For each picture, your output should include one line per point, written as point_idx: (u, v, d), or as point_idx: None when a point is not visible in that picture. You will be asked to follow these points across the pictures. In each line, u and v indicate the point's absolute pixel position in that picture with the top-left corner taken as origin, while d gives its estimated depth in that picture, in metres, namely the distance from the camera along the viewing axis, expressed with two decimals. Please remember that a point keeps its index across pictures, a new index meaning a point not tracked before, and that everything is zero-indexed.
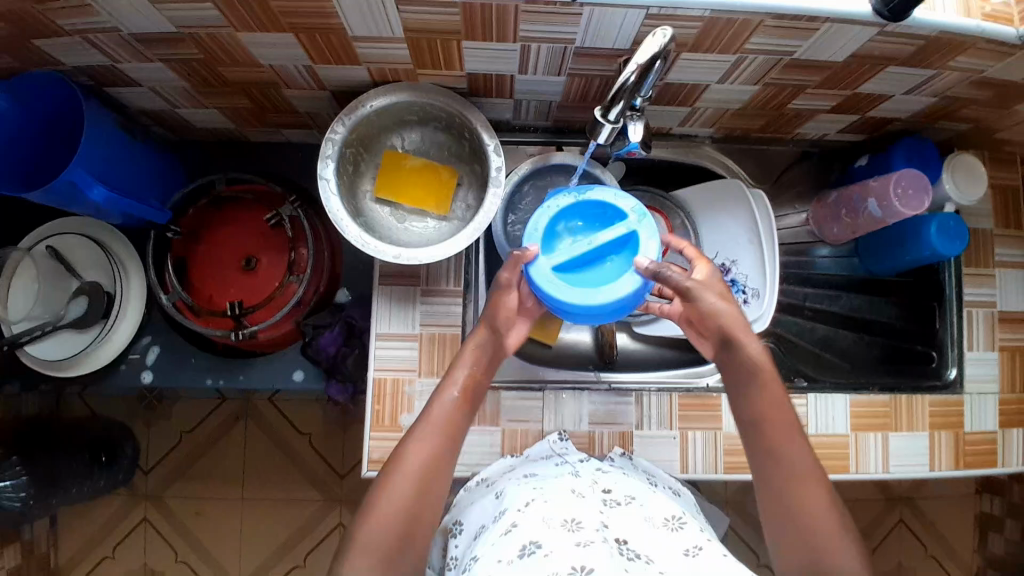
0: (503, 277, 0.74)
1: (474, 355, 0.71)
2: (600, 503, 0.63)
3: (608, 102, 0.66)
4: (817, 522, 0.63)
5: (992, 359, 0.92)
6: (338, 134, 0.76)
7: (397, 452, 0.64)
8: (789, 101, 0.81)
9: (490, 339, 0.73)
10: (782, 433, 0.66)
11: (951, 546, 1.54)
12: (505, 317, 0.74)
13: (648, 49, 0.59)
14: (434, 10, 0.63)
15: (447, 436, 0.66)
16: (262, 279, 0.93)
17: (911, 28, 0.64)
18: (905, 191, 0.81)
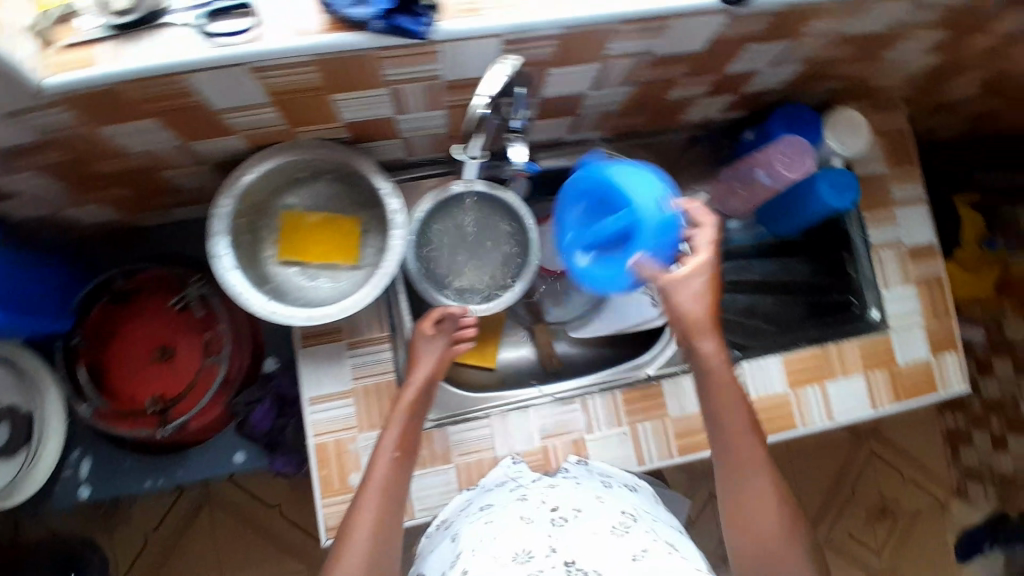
0: (419, 332, 0.82)
1: (407, 409, 0.76)
2: (548, 525, 0.63)
3: (466, 136, 0.67)
4: (762, 522, 0.66)
5: (911, 294, 0.97)
6: (226, 208, 0.75)
7: (347, 522, 0.67)
8: (665, 91, 0.83)
9: (418, 393, 0.78)
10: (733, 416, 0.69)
11: (928, 468, 1.59)
12: (431, 368, 0.79)
13: (496, 80, 0.60)
14: (294, 74, 0.62)
15: (387, 497, 0.69)
16: (180, 369, 0.93)
17: (758, 6, 0.65)
18: (789, 157, 0.84)
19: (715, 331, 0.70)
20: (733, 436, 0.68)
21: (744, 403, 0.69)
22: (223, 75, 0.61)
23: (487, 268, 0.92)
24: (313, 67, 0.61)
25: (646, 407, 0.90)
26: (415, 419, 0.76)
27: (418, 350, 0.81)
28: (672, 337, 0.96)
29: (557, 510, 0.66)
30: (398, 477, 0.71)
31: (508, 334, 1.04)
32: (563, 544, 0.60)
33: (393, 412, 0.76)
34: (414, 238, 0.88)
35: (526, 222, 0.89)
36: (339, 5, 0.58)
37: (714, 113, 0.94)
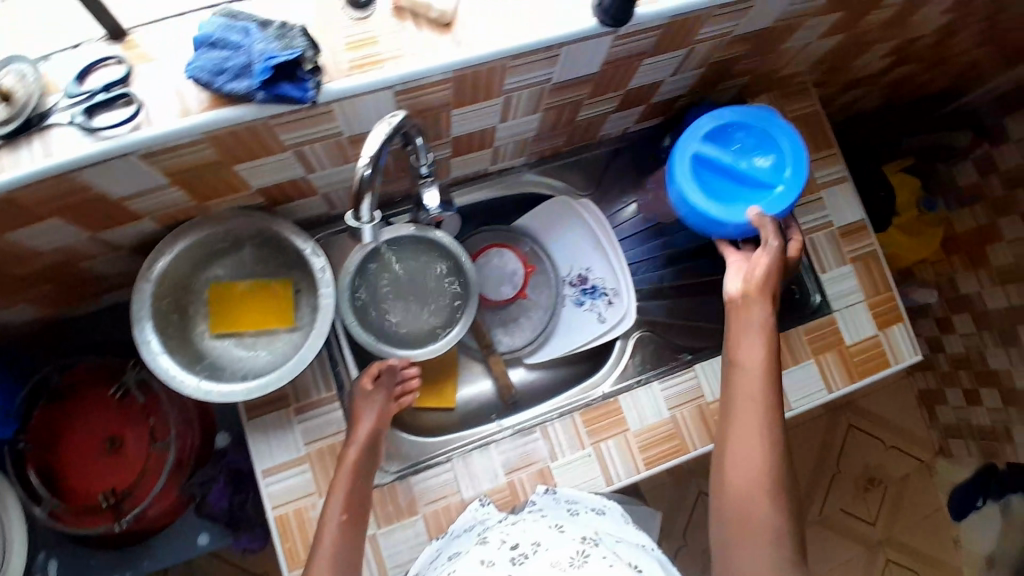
0: (359, 389, 0.82)
1: (351, 473, 0.76)
2: (507, 565, 0.64)
3: (353, 204, 0.55)
4: (750, 461, 0.67)
5: (848, 273, 0.99)
6: (148, 287, 0.75)
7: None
8: (575, 113, 0.84)
9: (362, 455, 0.78)
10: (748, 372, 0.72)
11: (909, 433, 1.60)
12: (372, 426, 0.79)
13: (376, 139, 0.52)
14: (187, 153, 0.61)
15: (335, 566, 0.71)
16: (130, 459, 0.90)
17: (639, 24, 0.66)
18: None
19: (771, 302, 0.75)
20: (739, 389, 0.71)
21: (765, 349, 0.73)
22: (114, 167, 0.60)
23: (430, 306, 0.93)
24: (205, 144, 0.61)
25: (606, 426, 0.90)
26: (362, 481, 0.77)
27: (358, 407, 0.81)
28: (624, 349, 0.98)
29: (517, 547, 0.67)
30: (347, 545, 0.72)
31: (465, 369, 1.03)
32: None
33: (338, 476, 0.77)
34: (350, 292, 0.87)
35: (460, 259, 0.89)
36: (218, 82, 0.57)
37: (630, 124, 0.95)
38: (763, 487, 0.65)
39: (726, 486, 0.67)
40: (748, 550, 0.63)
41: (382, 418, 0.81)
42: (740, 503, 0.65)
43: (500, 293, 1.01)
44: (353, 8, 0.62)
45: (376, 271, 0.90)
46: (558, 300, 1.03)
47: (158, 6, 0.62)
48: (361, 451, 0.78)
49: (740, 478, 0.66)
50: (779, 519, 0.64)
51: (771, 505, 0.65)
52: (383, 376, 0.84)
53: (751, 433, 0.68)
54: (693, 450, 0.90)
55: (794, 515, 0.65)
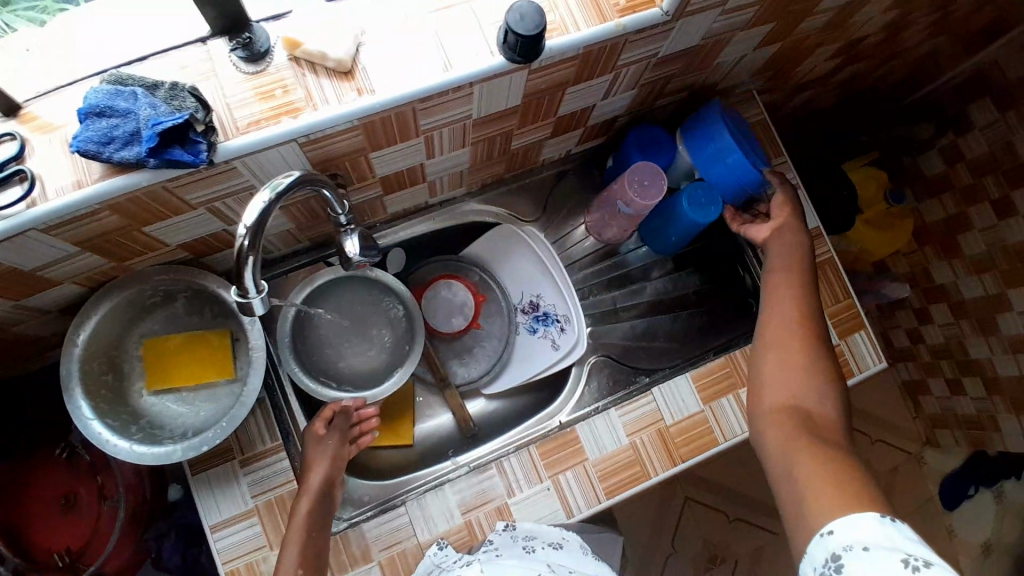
0: (312, 431, 0.80)
1: (304, 525, 0.73)
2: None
3: (234, 276, 0.51)
4: (785, 319, 0.74)
5: None
6: (76, 349, 0.72)
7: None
8: (508, 143, 0.82)
9: (314, 504, 0.75)
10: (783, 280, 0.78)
11: (896, 427, 1.58)
12: (326, 471, 0.77)
13: (257, 207, 0.49)
14: (90, 221, 0.60)
15: None
16: (81, 519, 0.88)
17: (553, 56, 0.65)
18: (641, 184, 0.85)
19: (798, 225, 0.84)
20: (774, 295, 0.77)
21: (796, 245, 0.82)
22: (17, 241, 0.58)
23: (377, 345, 0.91)
24: (105, 212, 0.59)
25: (566, 456, 0.87)
26: (317, 524, 0.74)
27: (309, 455, 0.79)
28: (579, 377, 0.95)
29: None
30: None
31: (422, 404, 1.01)
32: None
33: (290, 529, 0.73)
34: (294, 333, 0.85)
35: (403, 296, 0.89)
36: (108, 151, 0.55)
37: (570, 148, 0.94)
38: (799, 373, 0.70)
39: (762, 376, 0.72)
40: (785, 386, 0.69)
41: (331, 466, 0.79)
42: (775, 386, 0.70)
43: (452, 324, 0.98)
44: (248, 62, 0.60)
45: (319, 318, 0.88)
46: (512, 329, 1.00)
47: (54, 78, 0.60)
48: (314, 500, 0.75)
49: (774, 366, 0.71)
50: (811, 369, 0.70)
51: (806, 355, 0.71)
52: (336, 419, 0.83)
53: (785, 328, 0.73)
54: (655, 475, 0.87)
55: (831, 373, 0.70)
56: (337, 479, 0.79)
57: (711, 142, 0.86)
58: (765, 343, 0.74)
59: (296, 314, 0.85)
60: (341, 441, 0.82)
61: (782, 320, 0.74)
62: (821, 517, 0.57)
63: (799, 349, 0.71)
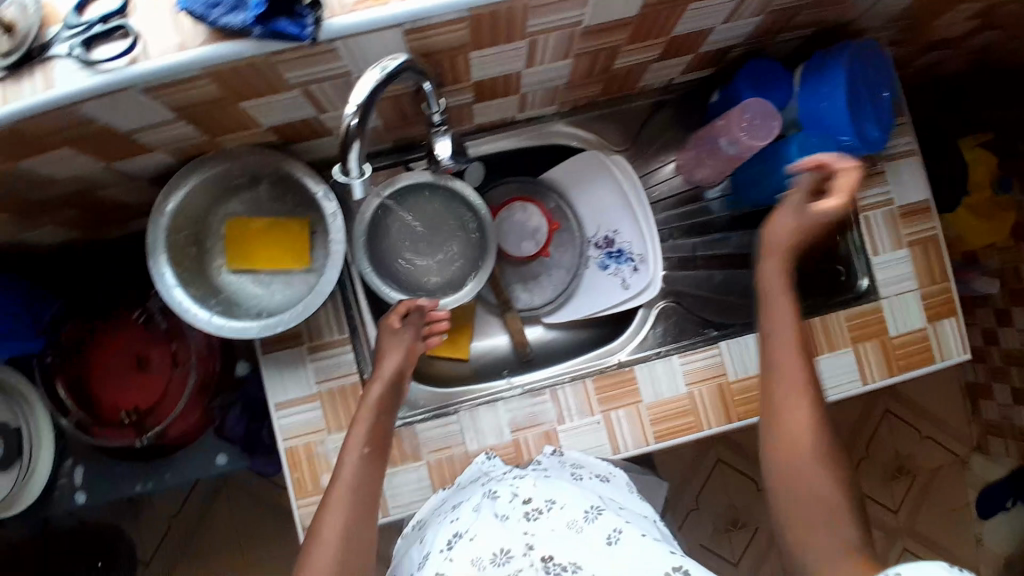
0: (391, 319, 0.83)
1: (375, 407, 0.77)
2: (522, 522, 0.69)
3: (339, 153, 0.52)
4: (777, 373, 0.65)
5: (902, 257, 0.92)
6: (164, 216, 0.74)
7: (315, 524, 0.69)
8: (611, 61, 0.77)
9: (386, 389, 0.79)
10: (783, 353, 0.66)
11: (950, 427, 1.49)
12: (399, 362, 0.80)
13: (364, 88, 0.48)
14: (192, 88, 0.60)
15: (359, 497, 0.71)
16: (153, 380, 0.93)
17: None
18: (750, 123, 0.79)
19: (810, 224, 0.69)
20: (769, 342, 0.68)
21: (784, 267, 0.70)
22: (117, 99, 0.59)
23: (443, 258, 0.90)
24: (205, 80, 0.59)
25: (624, 393, 0.87)
26: (388, 411, 0.78)
27: (385, 343, 0.82)
28: (645, 318, 0.93)
29: (529, 501, 0.72)
30: (363, 477, 0.73)
31: (481, 323, 1.01)
32: (538, 541, 0.66)
33: (361, 408, 0.78)
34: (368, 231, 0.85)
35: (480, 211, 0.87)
36: (215, 15, 0.54)
37: (674, 77, 0.87)
38: (817, 482, 0.60)
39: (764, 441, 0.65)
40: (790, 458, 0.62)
41: (404, 356, 0.81)
42: (796, 504, 0.61)
43: (522, 249, 0.96)
44: None
45: (391, 225, 0.88)
46: (583, 261, 0.97)
47: None
48: (386, 386, 0.79)
49: (789, 480, 0.62)
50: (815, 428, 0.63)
51: (804, 413, 0.63)
52: (411, 315, 0.84)
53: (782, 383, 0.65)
54: (708, 428, 0.87)
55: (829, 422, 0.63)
56: (405, 378, 0.82)
57: (841, 90, 0.79)
58: (773, 443, 0.64)
59: (372, 215, 0.85)
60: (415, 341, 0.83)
61: (789, 413, 0.64)
62: None
63: (810, 437, 0.62)
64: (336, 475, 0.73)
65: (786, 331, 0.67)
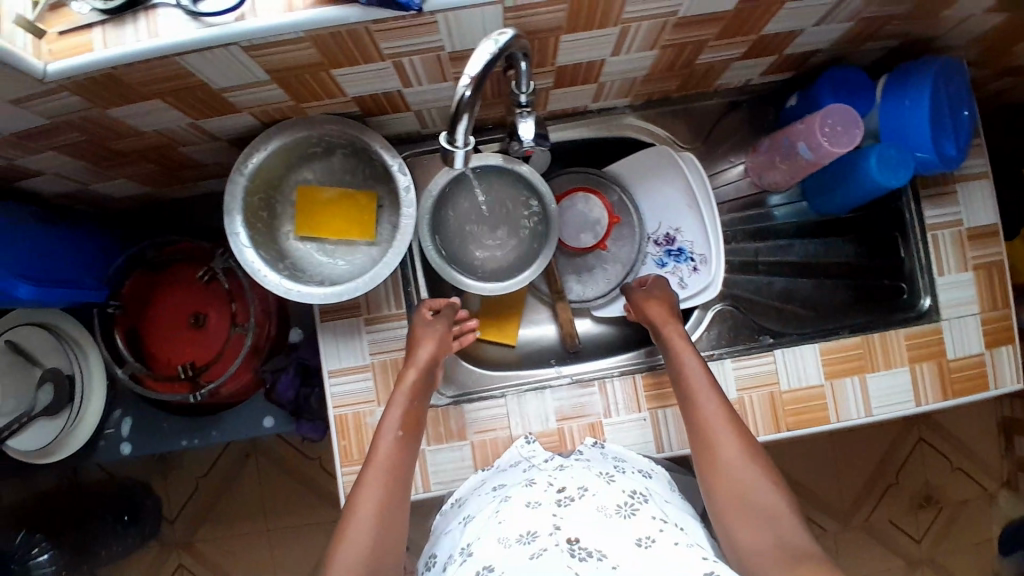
0: (424, 315, 0.84)
1: (409, 391, 0.78)
2: (553, 505, 0.67)
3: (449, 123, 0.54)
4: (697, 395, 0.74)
5: (966, 280, 0.88)
6: (242, 178, 0.75)
7: (352, 500, 0.70)
8: (695, 55, 0.76)
9: (420, 376, 0.79)
10: (703, 391, 0.74)
11: (982, 460, 1.43)
12: (435, 350, 0.80)
13: (482, 59, 0.49)
14: (290, 51, 0.61)
15: (392, 474, 0.72)
16: (210, 338, 0.95)
17: None
18: (833, 129, 0.78)
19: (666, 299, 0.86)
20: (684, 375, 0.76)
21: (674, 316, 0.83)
22: (216, 55, 0.59)
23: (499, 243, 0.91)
24: (305, 43, 0.59)
25: (670, 392, 0.87)
26: (420, 400, 0.79)
27: (420, 330, 0.82)
28: (700, 321, 0.92)
29: (563, 489, 0.70)
30: (397, 460, 0.74)
31: (530, 311, 1.01)
32: (566, 523, 0.64)
33: (396, 392, 0.79)
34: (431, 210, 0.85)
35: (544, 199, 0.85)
36: None
37: (753, 77, 0.87)
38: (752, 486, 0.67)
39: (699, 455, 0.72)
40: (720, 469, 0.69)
41: (441, 344, 0.81)
42: (745, 520, 0.66)
43: (579, 240, 0.95)
44: None
45: (459, 206, 0.89)
46: (641, 257, 0.95)
47: None
48: (420, 372, 0.79)
49: (735, 500, 0.67)
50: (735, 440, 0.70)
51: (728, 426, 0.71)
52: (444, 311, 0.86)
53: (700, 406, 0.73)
54: (756, 435, 0.85)
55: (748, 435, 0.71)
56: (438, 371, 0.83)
57: (924, 101, 0.78)
58: (713, 473, 0.69)
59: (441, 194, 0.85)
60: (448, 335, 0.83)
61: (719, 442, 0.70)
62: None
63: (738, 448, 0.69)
64: (371, 453, 0.74)
65: (702, 373, 0.76)
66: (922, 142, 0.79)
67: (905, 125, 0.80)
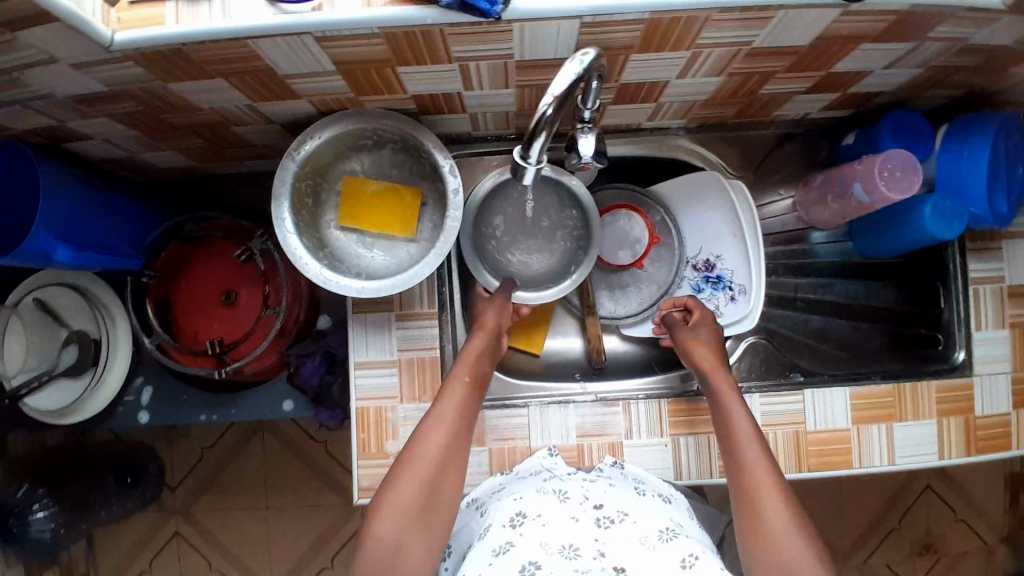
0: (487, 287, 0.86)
1: (478, 353, 0.77)
2: (594, 526, 0.67)
3: (525, 141, 0.60)
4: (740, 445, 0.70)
5: (1002, 338, 0.87)
6: (292, 164, 0.75)
7: (407, 453, 0.68)
8: (760, 85, 0.75)
9: (488, 342, 0.80)
10: (749, 445, 0.69)
11: (987, 514, 1.42)
12: (500, 312, 0.82)
13: (566, 78, 0.53)
14: (361, 45, 0.60)
15: (456, 433, 0.70)
16: (241, 315, 0.95)
17: (874, 7, 0.58)
18: (893, 173, 0.77)
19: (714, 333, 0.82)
20: (728, 422, 0.72)
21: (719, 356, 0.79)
22: (289, 42, 0.59)
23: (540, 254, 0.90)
24: (378, 39, 0.59)
25: (696, 420, 0.86)
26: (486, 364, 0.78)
27: (485, 303, 0.84)
28: (732, 351, 0.92)
29: (602, 509, 0.69)
30: (462, 423, 0.71)
31: (557, 321, 1.01)
32: (611, 550, 0.63)
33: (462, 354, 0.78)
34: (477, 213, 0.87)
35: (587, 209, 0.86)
36: None
37: (812, 111, 0.86)
38: (794, 555, 0.62)
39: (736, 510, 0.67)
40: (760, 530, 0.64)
41: (504, 311, 0.83)
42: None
43: (617, 256, 0.94)
44: None
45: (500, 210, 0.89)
46: (677, 280, 0.94)
47: None
48: (488, 339, 0.80)
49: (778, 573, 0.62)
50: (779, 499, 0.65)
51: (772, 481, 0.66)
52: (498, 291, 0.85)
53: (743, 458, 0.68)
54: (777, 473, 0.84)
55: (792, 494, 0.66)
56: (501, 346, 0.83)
57: (984, 154, 0.77)
58: (756, 540, 0.64)
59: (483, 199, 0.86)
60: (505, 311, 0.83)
61: (762, 506, 0.65)
62: None
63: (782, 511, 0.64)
64: (430, 413, 0.72)
65: (750, 425, 0.71)
66: (977, 196, 0.78)
67: (961, 176, 0.79)
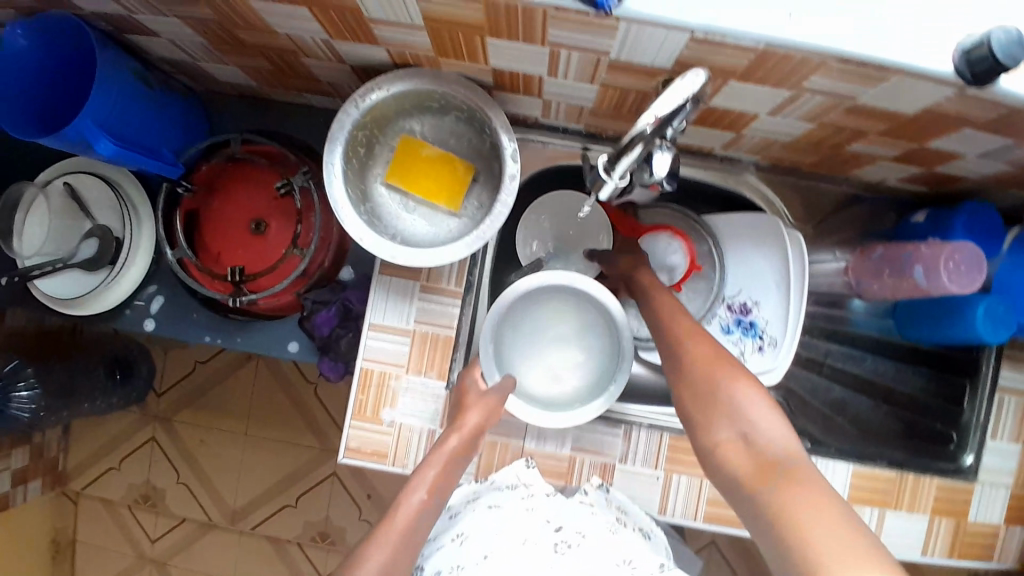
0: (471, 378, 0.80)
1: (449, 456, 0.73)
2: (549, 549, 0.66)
3: (614, 155, 0.63)
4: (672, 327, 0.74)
5: (1013, 451, 0.86)
6: (354, 112, 0.73)
7: (356, 556, 0.63)
8: (847, 141, 0.72)
9: (464, 444, 0.74)
10: (682, 321, 0.74)
11: None
12: (486, 416, 0.75)
13: (670, 103, 0.53)
14: (456, 8, 0.57)
15: (411, 540, 0.65)
16: (267, 248, 0.94)
17: (993, 94, 0.55)
18: (958, 266, 0.74)
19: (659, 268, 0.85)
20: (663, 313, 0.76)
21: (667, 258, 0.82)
22: None
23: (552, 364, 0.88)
24: (477, 6, 0.56)
25: (693, 460, 0.84)
26: (452, 465, 0.73)
27: (469, 396, 0.77)
28: None
29: (561, 530, 0.69)
30: (416, 529, 0.65)
31: None
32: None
33: (434, 455, 0.73)
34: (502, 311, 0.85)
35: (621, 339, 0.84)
36: None
37: (888, 178, 0.83)
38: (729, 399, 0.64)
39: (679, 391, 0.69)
40: (694, 394, 0.67)
41: (492, 411, 0.76)
42: (716, 425, 0.63)
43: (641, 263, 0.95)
44: None
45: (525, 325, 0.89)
46: (708, 314, 0.92)
47: None
48: (464, 441, 0.74)
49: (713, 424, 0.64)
50: (709, 360, 0.68)
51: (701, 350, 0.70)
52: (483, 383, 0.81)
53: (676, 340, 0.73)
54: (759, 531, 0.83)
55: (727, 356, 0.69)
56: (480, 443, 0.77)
57: None
58: (690, 394, 0.67)
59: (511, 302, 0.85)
60: (490, 405, 0.77)
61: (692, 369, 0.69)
62: (772, 491, 0.54)
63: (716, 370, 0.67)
64: (394, 506, 0.67)
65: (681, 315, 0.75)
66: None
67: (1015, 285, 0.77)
